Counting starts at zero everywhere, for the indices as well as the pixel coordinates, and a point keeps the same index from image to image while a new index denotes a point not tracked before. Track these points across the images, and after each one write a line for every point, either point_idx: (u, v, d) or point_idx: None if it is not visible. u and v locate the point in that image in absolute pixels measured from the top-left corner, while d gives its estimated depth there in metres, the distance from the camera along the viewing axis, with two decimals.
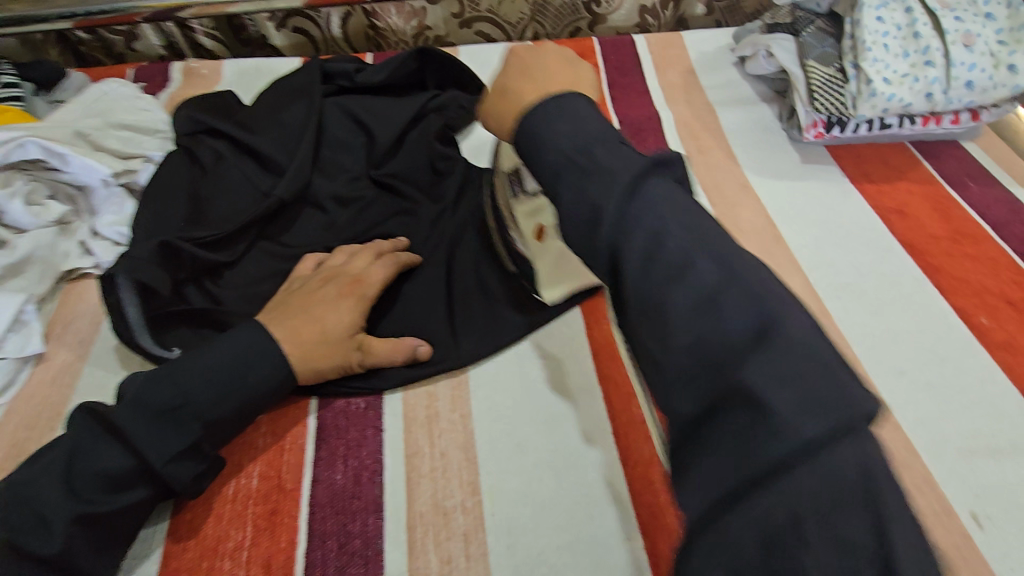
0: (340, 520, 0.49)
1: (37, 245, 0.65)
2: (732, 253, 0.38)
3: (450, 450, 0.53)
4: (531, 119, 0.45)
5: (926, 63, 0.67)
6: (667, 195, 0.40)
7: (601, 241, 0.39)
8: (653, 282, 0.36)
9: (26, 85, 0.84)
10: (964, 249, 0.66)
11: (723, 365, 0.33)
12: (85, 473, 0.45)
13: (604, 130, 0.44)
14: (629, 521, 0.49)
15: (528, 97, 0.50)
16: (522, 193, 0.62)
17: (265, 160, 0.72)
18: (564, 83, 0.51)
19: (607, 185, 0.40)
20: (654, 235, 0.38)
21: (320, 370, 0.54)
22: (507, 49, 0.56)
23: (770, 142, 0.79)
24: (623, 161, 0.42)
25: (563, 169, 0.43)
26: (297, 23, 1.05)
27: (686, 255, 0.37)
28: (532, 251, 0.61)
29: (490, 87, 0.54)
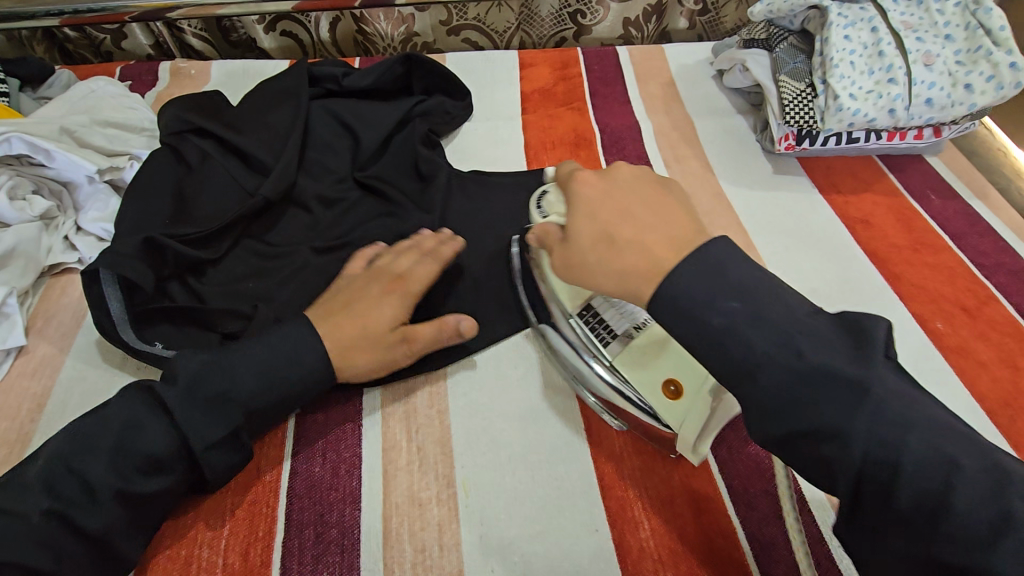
0: (318, 510, 0.51)
1: (20, 239, 0.65)
2: (887, 369, 0.39)
3: (426, 444, 0.55)
4: (670, 284, 0.42)
5: (889, 80, 0.70)
6: (907, 397, 0.37)
7: (848, 461, 0.37)
8: (962, 546, 0.33)
9: (11, 80, 0.84)
10: (924, 258, 0.69)
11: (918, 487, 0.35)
12: (132, 454, 0.47)
13: (786, 307, 0.41)
14: (598, 512, 0.50)
15: (653, 249, 0.44)
16: (614, 338, 0.54)
17: (250, 159, 0.73)
18: (682, 225, 0.46)
19: (855, 409, 0.37)
20: (824, 364, 0.38)
21: (366, 364, 0.55)
22: (574, 180, 0.51)
23: (745, 153, 0.82)
24: (853, 365, 0.38)
25: (756, 369, 0.39)
26: (285, 27, 1.07)
27: (996, 505, 0.33)
28: (665, 410, 0.50)
29: (586, 236, 0.48)
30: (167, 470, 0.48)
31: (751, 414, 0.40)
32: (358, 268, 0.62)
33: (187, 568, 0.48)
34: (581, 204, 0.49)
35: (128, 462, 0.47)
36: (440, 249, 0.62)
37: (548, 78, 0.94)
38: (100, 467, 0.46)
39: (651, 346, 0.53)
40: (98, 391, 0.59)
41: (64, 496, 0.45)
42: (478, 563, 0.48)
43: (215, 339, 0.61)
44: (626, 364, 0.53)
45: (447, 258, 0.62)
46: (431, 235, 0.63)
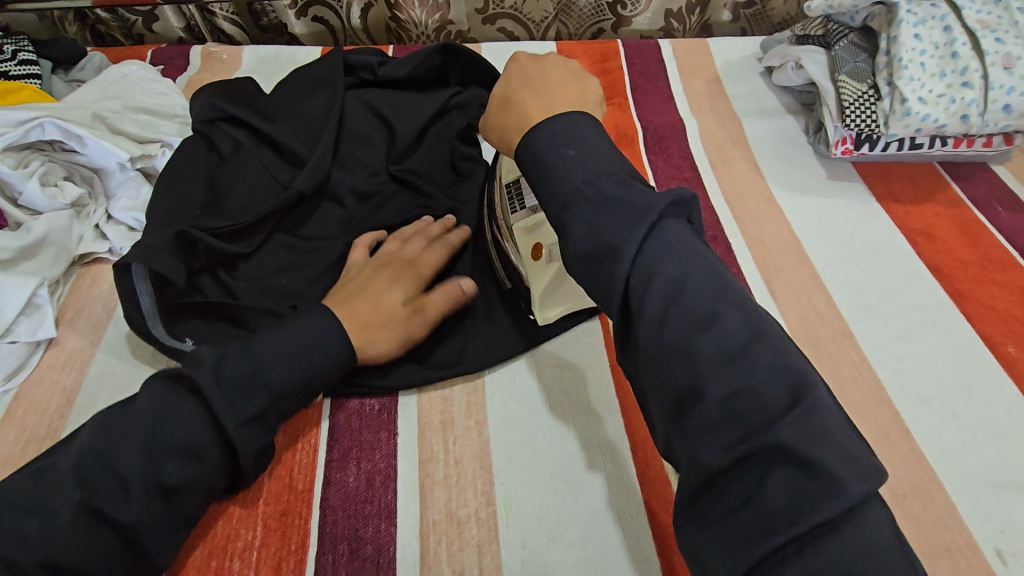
0: (352, 524, 0.49)
1: (52, 228, 0.63)
2: (738, 292, 0.38)
3: (465, 457, 0.52)
4: (534, 134, 0.44)
5: (963, 83, 0.66)
6: (689, 238, 0.39)
7: (616, 273, 0.38)
8: (673, 334, 0.36)
9: (44, 63, 0.83)
10: (991, 275, 0.65)
11: (760, 424, 0.32)
12: (165, 445, 0.44)
13: (611, 162, 0.42)
14: (646, 541, 0.48)
15: (531, 113, 0.48)
16: (522, 208, 0.59)
17: (284, 150, 0.71)
18: (570, 100, 0.49)
19: (630, 231, 0.38)
20: (676, 280, 0.37)
21: (384, 342, 0.54)
22: (511, 58, 0.55)
23: (797, 157, 0.78)
24: (647, 198, 0.40)
25: (569, 202, 0.41)
26: (317, 12, 1.04)
27: (710, 304, 0.36)
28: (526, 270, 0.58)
29: (492, 97, 0.53)
30: (200, 462, 0.45)
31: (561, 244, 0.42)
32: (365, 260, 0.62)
33: None
34: (505, 78, 0.53)
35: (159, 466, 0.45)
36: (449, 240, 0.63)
37: (588, 72, 0.90)
38: (135, 463, 0.43)
39: (532, 225, 0.58)
40: (129, 387, 0.57)
41: (96, 488, 0.43)
42: None
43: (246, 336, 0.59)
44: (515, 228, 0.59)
45: (454, 244, 0.63)
46: (435, 224, 0.64)
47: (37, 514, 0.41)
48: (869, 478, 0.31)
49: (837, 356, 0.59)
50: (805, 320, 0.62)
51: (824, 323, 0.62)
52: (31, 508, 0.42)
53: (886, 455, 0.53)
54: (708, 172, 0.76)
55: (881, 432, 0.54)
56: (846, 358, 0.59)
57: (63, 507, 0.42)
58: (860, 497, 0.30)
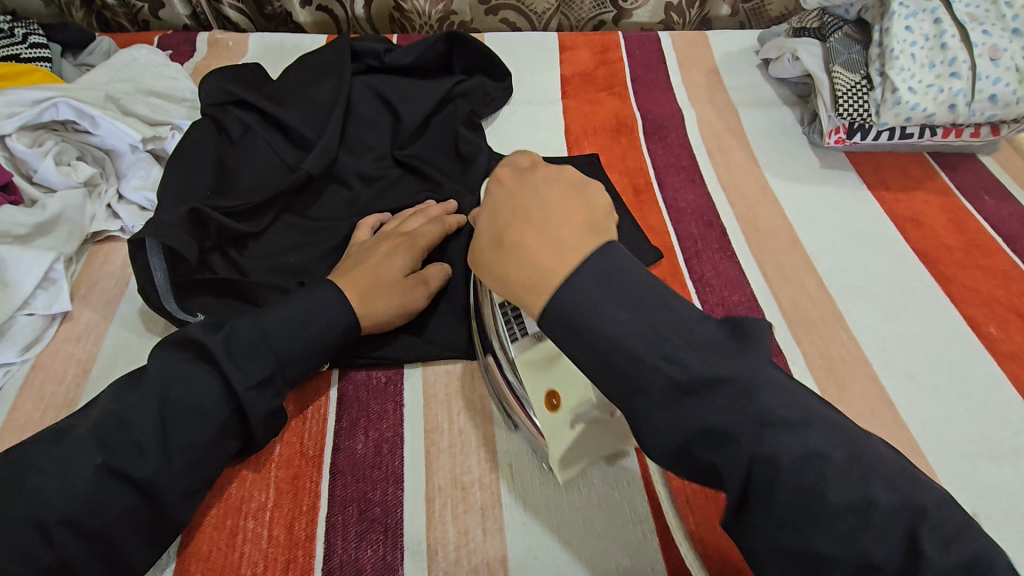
0: (361, 487, 0.51)
1: (66, 205, 0.65)
2: (873, 453, 0.34)
3: (468, 427, 0.55)
4: (558, 299, 0.37)
5: (951, 73, 0.68)
6: (785, 387, 0.35)
7: (732, 467, 0.34)
8: (829, 536, 0.31)
9: (53, 46, 0.84)
10: (975, 260, 0.67)
11: None
12: (178, 407, 0.46)
13: (674, 314, 0.36)
14: (642, 504, 0.50)
15: (542, 261, 0.39)
16: (523, 333, 0.52)
17: (292, 133, 0.72)
18: (582, 230, 0.40)
19: (736, 413, 0.34)
20: (805, 459, 0.33)
21: (387, 310, 0.57)
22: (491, 179, 0.46)
23: (791, 147, 0.80)
24: (729, 363, 0.35)
25: (648, 382, 0.35)
26: (322, 1, 1.06)
27: (860, 490, 0.32)
28: (543, 423, 0.50)
29: (480, 232, 0.44)
30: (213, 422, 0.47)
31: (641, 433, 0.36)
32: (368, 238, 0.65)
33: (232, 538, 0.49)
34: (490, 204, 0.44)
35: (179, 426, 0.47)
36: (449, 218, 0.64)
37: (589, 62, 0.92)
38: (153, 425, 0.46)
39: (547, 356, 0.51)
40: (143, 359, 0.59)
41: (115, 449, 0.45)
42: (522, 547, 0.48)
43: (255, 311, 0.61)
44: (521, 367, 0.52)
45: (452, 224, 0.64)
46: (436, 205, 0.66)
47: (58, 473, 0.43)
48: None
49: (826, 335, 0.61)
50: (797, 302, 0.64)
51: (815, 304, 0.64)
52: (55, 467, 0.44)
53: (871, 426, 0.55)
54: (705, 160, 0.78)
55: (867, 405, 0.56)
56: (835, 337, 0.61)
57: (86, 466, 0.44)
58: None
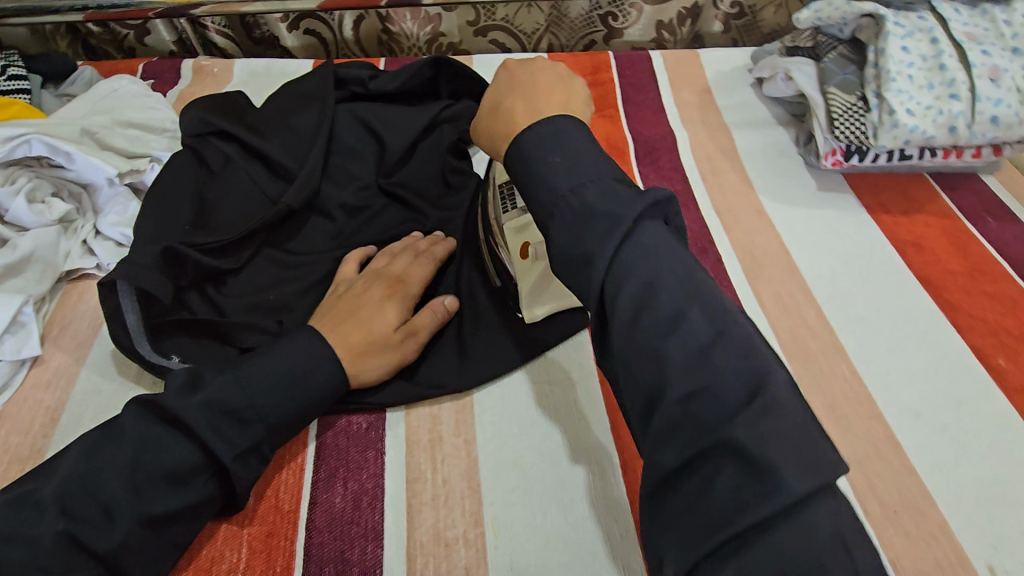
0: (339, 545, 0.48)
1: (38, 245, 0.63)
2: (714, 294, 0.38)
3: (452, 476, 0.52)
4: (524, 141, 0.45)
5: (951, 95, 0.66)
6: (668, 244, 0.39)
7: (593, 280, 0.39)
8: (644, 336, 0.37)
9: (33, 78, 0.83)
10: (981, 286, 0.64)
11: (716, 423, 0.33)
12: (150, 470, 0.45)
13: (601, 166, 0.43)
14: (635, 561, 0.47)
15: (520, 117, 0.48)
16: (512, 207, 0.59)
17: (273, 164, 0.70)
18: (557, 103, 0.49)
19: (604, 236, 0.39)
20: (646, 283, 0.38)
21: (376, 367, 0.54)
22: (499, 66, 0.54)
23: (787, 169, 0.78)
24: (621, 206, 0.40)
25: (555, 208, 0.42)
26: (309, 25, 1.04)
27: (681, 311, 0.37)
28: (516, 267, 0.58)
29: (483, 103, 0.52)
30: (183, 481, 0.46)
31: None
32: (355, 274, 0.63)
33: None
34: (493, 82, 0.53)
35: (146, 487, 0.45)
36: (434, 251, 0.63)
37: None
38: (121, 489, 0.44)
39: (525, 225, 0.59)
40: (113, 406, 0.56)
41: (80, 517, 0.43)
42: None
43: (232, 353, 0.59)
44: (505, 227, 0.59)
45: (440, 256, 0.63)
46: (425, 241, 0.64)
47: (17, 544, 0.41)
48: (822, 476, 0.32)
49: (827, 369, 0.59)
50: (796, 333, 0.61)
51: (814, 335, 0.61)
52: (12, 536, 0.41)
53: (877, 469, 0.52)
54: (698, 184, 0.76)
55: (872, 446, 0.54)
56: (836, 371, 0.59)
57: (48, 534, 0.42)
58: (801, 488, 0.31)
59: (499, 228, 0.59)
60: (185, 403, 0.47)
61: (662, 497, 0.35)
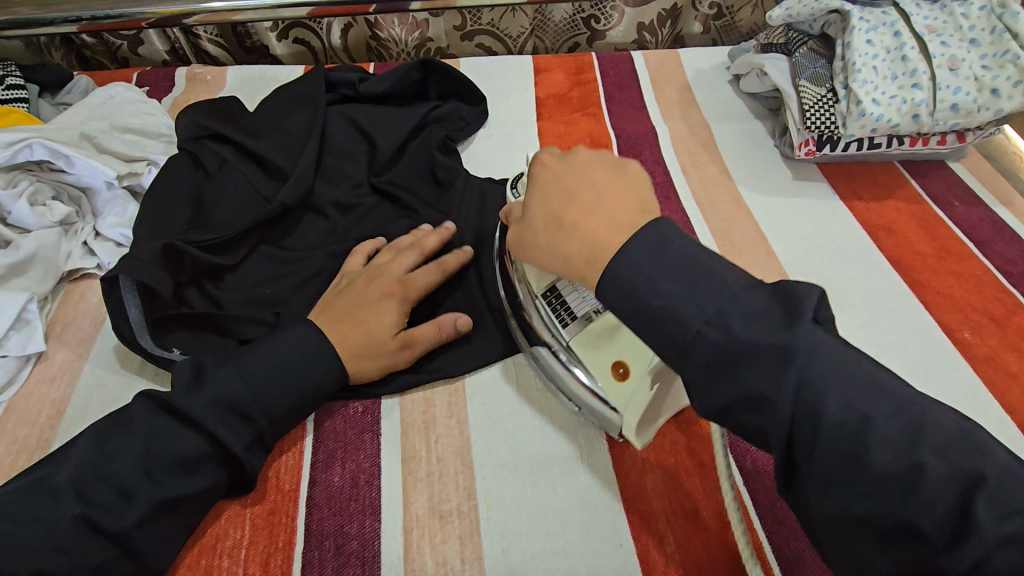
0: (338, 521, 0.50)
1: (40, 245, 0.65)
2: (915, 407, 0.35)
3: (446, 454, 0.54)
4: (619, 270, 0.42)
5: (913, 84, 0.69)
6: (835, 352, 0.37)
7: (774, 424, 0.37)
8: (861, 478, 0.34)
9: (31, 87, 0.85)
10: (948, 265, 0.68)
11: (974, 563, 0.31)
12: (159, 455, 0.47)
13: (713, 286, 0.39)
14: (621, 526, 0.50)
15: (601, 237, 0.44)
16: (572, 318, 0.55)
17: (267, 165, 0.73)
18: (632, 208, 0.45)
19: (777, 376, 0.36)
20: (844, 416, 0.35)
21: (371, 368, 0.56)
22: (537, 166, 0.50)
23: (763, 160, 0.81)
24: (777, 334, 0.37)
25: (692, 347, 0.39)
26: (298, 33, 1.07)
27: (855, 406, 0.35)
28: (615, 395, 0.51)
29: (537, 217, 0.48)
30: (189, 464, 0.48)
31: None
32: (360, 266, 0.64)
33: None
34: (539, 189, 0.49)
35: (154, 469, 0.47)
36: (428, 247, 0.63)
37: (563, 83, 0.93)
38: (131, 472, 0.46)
39: (605, 330, 0.54)
40: (118, 399, 0.58)
41: (94, 501, 0.45)
42: None
43: (231, 344, 0.61)
44: (577, 345, 0.54)
45: (451, 267, 0.62)
46: (429, 240, 0.63)
47: (33, 526, 0.43)
48: None
49: None
50: None
51: None
52: (27, 517, 0.43)
53: None
54: (679, 176, 0.79)
55: None
56: None
57: (60, 516, 0.44)
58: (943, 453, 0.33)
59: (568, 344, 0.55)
60: (191, 400, 0.50)
61: None
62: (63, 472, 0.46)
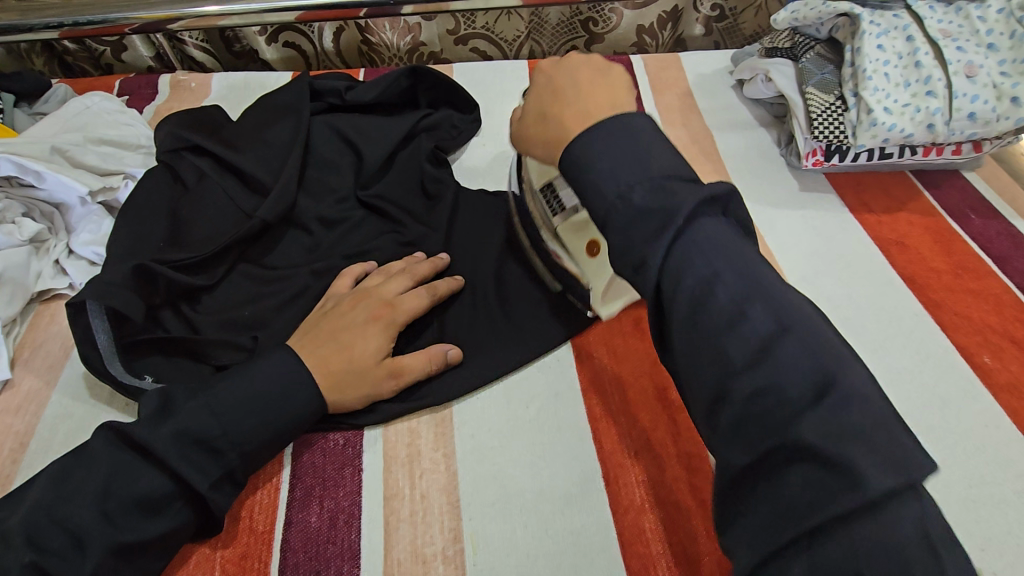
0: (314, 566, 0.47)
1: (8, 265, 0.62)
2: (779, 291, 0.38)
3: (431, 491, 0.51)
4: (571, 149, 0.44)
5: (927, 92, 0.66)
6: (754, 289, 0.38)
7: (649, 284, 0.40)
8: (702, 333, 0.37)
9: (6, 97, 0.82)
10: (965, 283, 0.64)
11: (785, 422, 0.34)
12: (122, 498, 0.44)
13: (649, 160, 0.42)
14: (618, 574, 0.46)
15: (568, 124, 0.48)
16: (561, 209, 0.58)
17: (248, 178, 0.70)
18: (603, 103, 0.49)
19: (658, 235, 0.39)
20: (704, 279, 0.38)
21: (351, 398, 0.53)
22: (534, 70, 0.55)
23: (767, 170, 0.78)
24: (668, 199, 0.40)
25: (609, 215, 0.42)
26: (288, 38, 1.04)
27: (715, 275, 0.38)
28: (584, 268, 0.57)
29: (526, 112, 0.53)
30: (152, 508, 0.45)
31: None
32: (348, 288, 0.61)
33: None
34: (532, 92, 0.54)
35: (116, 514, 0.44)
36: (417, 269, 0.61)
37: None
38: (90, 519, 0.43)
39: (581, 222, 0.58)
40: (86, 430, 0.55)
41: (48, 548, 0.42)
42: None
43: (206, 370, 0.58)
44: (561, 231, 0.59)
45: (442, 292, 0.60)
46: (425, 266, 0.62)
47: None
48: (904, 474, 0.31)
49: None
50: None
51: None
52: None
53: None
54: None
55: None
56: None
57: (11, 568, 0.40)
58: (892, 490, 0.31)
59: (554, 233, 0.60)
60: (155, 431, 0.46)
61: (733, 496, 0.36)
62: (17, 518, 0.43)
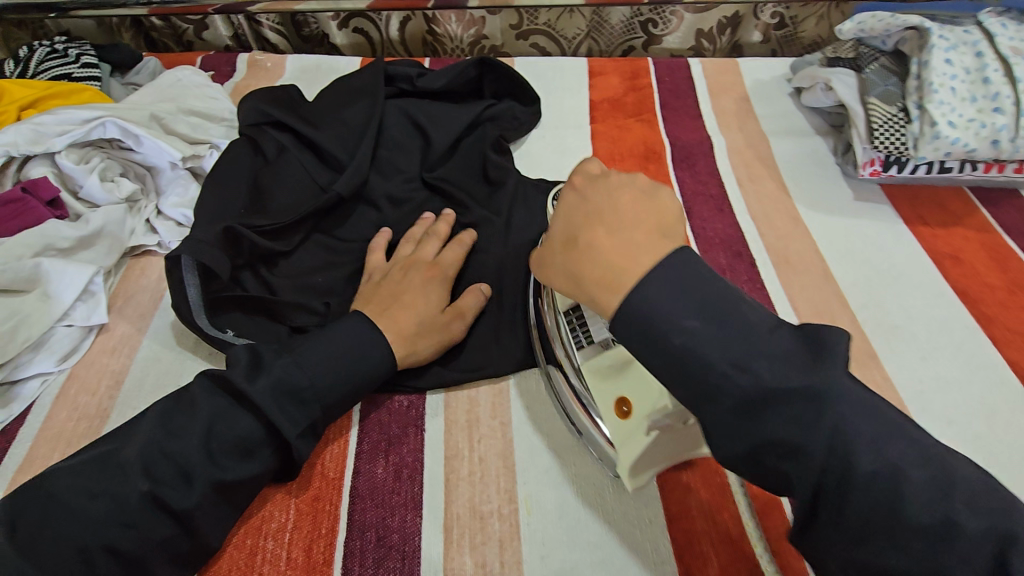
0: (380, 512, 0.51)
1: (107, 220, 0.67)
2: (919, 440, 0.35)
3: (489, 455, 0.54)
4: (634, 304, 0.38)
5: (994, 109, 0.66)
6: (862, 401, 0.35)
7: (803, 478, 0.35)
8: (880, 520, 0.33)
9: (104, 66, 0.88)
10: (1020, 300, 0.64)
11: None
12: (221, 439, 0.48)
13: (748, 321, 0.37)
14: (662, 550, 0.49)
15: (618, 260, 0.40)
16: (586, 342, 0.53)
17: (326, 155, 0.74)
18: (648, 232, 0.42)
19: (801, 426, 0.34)
20: (869, 456, 0.34)
21: (422, 354, 0.57)
22: (565, 185, 0.48)
23: (823, 178, 0.79)
24: (807, 375, 0.35)
25: (715, 392, 0.36)
26: (357, 24, 1.08)
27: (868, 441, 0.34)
28: (615, 430, 0.49)
29: (552, 238, 0.45)
30: (245, 450, 0.49)
31: None
32: (384, 258, 0.65)
33: (252, 558, 0.49)
34: (560, 209, 0.47)
35: (214, 451, 0.48)
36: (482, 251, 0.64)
37: (618, 87, 0.92)
38: (194, 454, 0.47)
39: (618, 362, 0.51)
40: (174, 376, 0.60)
41: (159, 479, 0.46)
42: None
43: (283, 331, 0.62)
44: (588, 376, 0.52)
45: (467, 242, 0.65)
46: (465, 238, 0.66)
47: (100, 499, 0.44)
48: None
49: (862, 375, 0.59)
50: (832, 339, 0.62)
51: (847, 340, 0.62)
52: (97, 491, 0.45)
53: None
54: (736, 190, 0.77)
55: None
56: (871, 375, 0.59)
57: (124, 491, 0.45)
58: None
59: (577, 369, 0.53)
60: (251, 382, 0.50)
61: None
62: (127, 445, 0.48)
